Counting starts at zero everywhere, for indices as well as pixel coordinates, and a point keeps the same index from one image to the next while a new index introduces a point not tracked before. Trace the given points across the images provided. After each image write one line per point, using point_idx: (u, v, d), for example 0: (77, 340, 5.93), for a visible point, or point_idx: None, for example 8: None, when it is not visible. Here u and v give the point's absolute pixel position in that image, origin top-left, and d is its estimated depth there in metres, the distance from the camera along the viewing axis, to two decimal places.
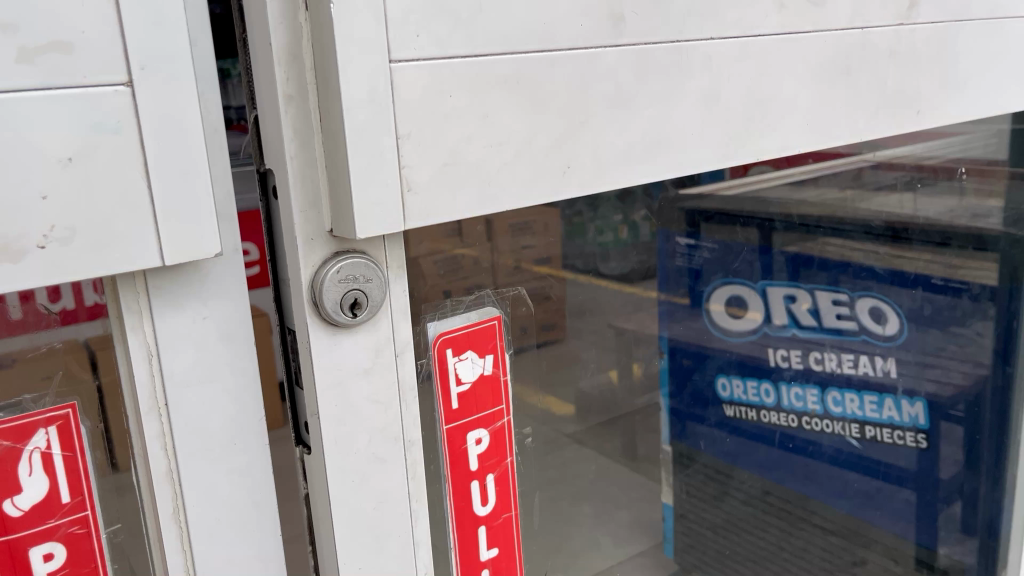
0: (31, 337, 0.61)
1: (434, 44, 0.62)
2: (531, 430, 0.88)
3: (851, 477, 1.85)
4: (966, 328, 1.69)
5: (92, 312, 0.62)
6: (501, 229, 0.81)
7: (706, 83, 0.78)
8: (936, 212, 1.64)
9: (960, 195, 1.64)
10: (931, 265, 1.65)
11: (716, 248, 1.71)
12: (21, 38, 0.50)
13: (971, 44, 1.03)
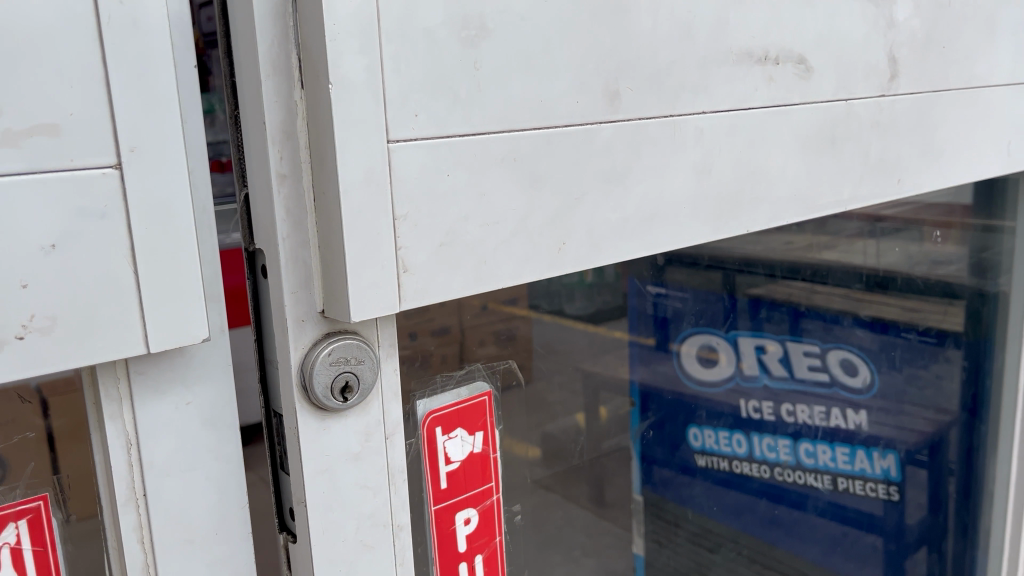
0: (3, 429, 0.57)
1: (433, 123, 0.60)
2: (519, 506, 0.88)
3: (819, 523, 1.78)
4: (927, 370, 1.70)
5: (65, 393, 0.58)
6: None
7: (698, 156, 0.78)
8: (897, 258, 1.62)
9: (921, 243, 1.61)
10: (890, 308, 1.65)
11: (691, 295, 1.48)
12: (6, 122, 0.48)
13: (948, 114, 1.05)
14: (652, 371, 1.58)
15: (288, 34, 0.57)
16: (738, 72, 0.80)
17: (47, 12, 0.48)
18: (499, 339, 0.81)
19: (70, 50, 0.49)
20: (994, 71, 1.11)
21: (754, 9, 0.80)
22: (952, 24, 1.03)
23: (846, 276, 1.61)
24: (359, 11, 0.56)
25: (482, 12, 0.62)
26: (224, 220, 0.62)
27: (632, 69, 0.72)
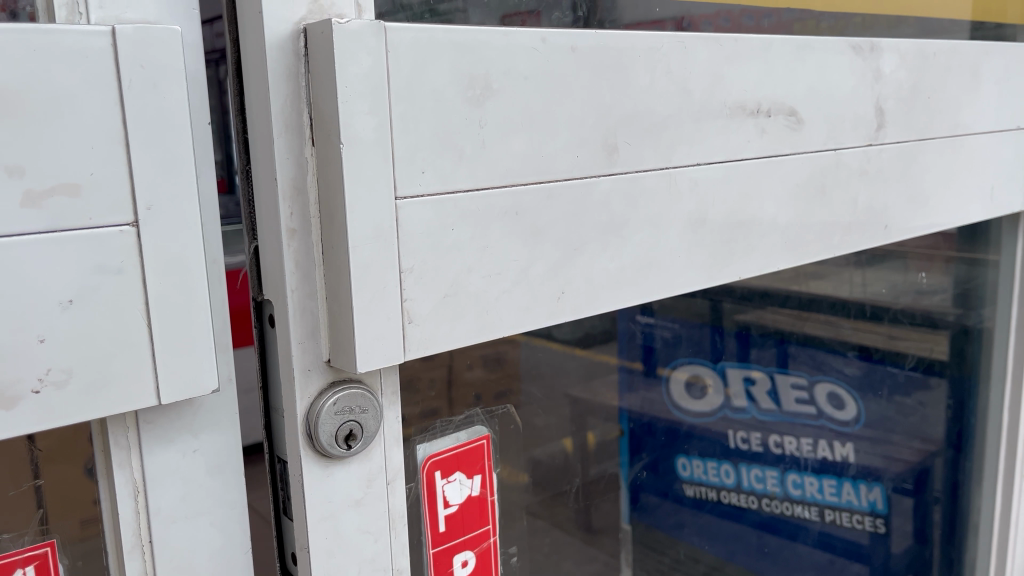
0: (13, 474, 0.59)
1: (439, 180, 0.62)
2: (516, 548, 0.89)
3: (803, 551, 1.73)
4: (910, 398, 1.74)
5: (75, 439, 0.59)
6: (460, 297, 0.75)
7: (693, 206, 0.80)
8: (883, 288, 1.63)
9: (906, 274, 1.63)
10: (874, 337, 1.66)
11: (675, 328, 1.45)
12: (28, 182, 0.49)
13: (934, 161, 1.08)
14: (641, 399, 1.53)
15: (300, 92, 0.59)
16: (732, 125, 0.82)
17: (71, 77, 0.50)
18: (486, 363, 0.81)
19: (92, 112, 0.51)
20: (978, 119, 1.14)
21: (746, 64, 0.83)
22: (936, 75, 1.06)
23: (840, 306, 1.62)
24: (370, 73, 0.57)
25: (487, 72, 0.64)
26: (230, 241, 0.63)
27: (630, 124, 0.74)
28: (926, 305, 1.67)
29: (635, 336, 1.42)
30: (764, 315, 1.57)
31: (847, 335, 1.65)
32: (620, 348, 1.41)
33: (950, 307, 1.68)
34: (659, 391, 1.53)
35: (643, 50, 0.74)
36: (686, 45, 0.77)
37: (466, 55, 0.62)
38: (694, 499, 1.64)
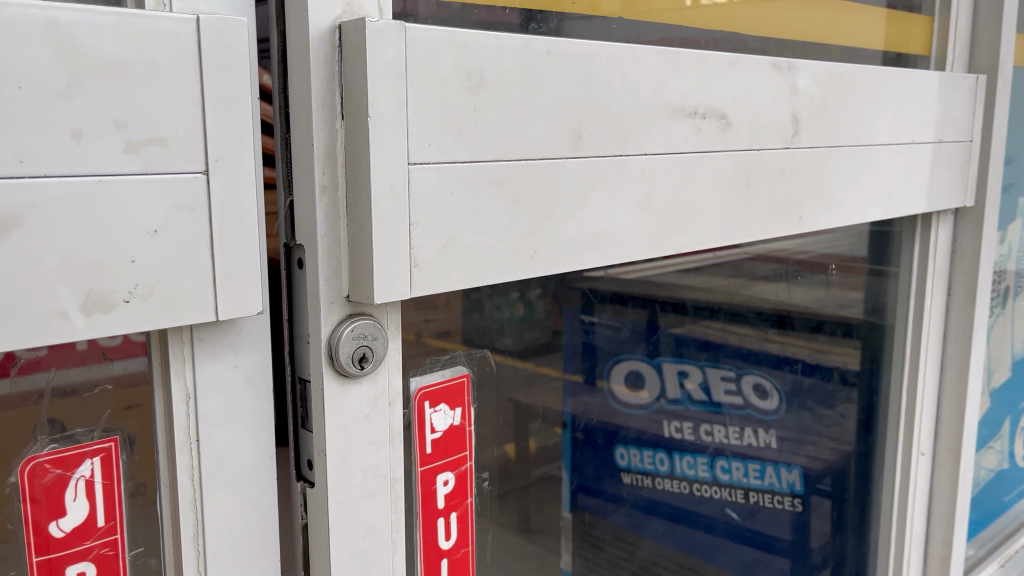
0: (89, 375, 0.71)
1: (441, 151, 0.77)
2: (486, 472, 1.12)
3: (732, 548, 1.92)
4: (832, 410, 1.89)
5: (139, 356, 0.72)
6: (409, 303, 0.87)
7: (640, 189, 0.97)
8: (808, 299, 1.79)
9: (826, 287, 1.79)
10: (803, 348, 1.83)
11: (614, 326, 1.64)
12: (129, 134, 0.63)
13: (841, 165, 1.28)
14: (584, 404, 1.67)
15: (334, 76, 0.73)
16: (673, 123, 0.99)
17: (165, 53, 0.64)
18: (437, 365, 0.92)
19: (178, 81, 0.65)
20: (877, 133, 1.35)
21: (686, 74, 1.00)
22: (842, 93, 1.26)
23: (756, 315, 1.78)
24: (392, 62, 0.72)
25: (481, 67, 0.79)
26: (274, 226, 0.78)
27: (592, 118, 0.90)
28: (846, 315, 1.83)
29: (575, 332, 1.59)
30: (704, 323, 1.72)
31: (784, 346, 1.82)
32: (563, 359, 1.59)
33: (863, 316, 1.84)
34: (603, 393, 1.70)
35: (603, 57, 0.90)
36: (637, 55, 0.94)
37: (465, 52, 0.78)
38: (631, 486, 1.81)
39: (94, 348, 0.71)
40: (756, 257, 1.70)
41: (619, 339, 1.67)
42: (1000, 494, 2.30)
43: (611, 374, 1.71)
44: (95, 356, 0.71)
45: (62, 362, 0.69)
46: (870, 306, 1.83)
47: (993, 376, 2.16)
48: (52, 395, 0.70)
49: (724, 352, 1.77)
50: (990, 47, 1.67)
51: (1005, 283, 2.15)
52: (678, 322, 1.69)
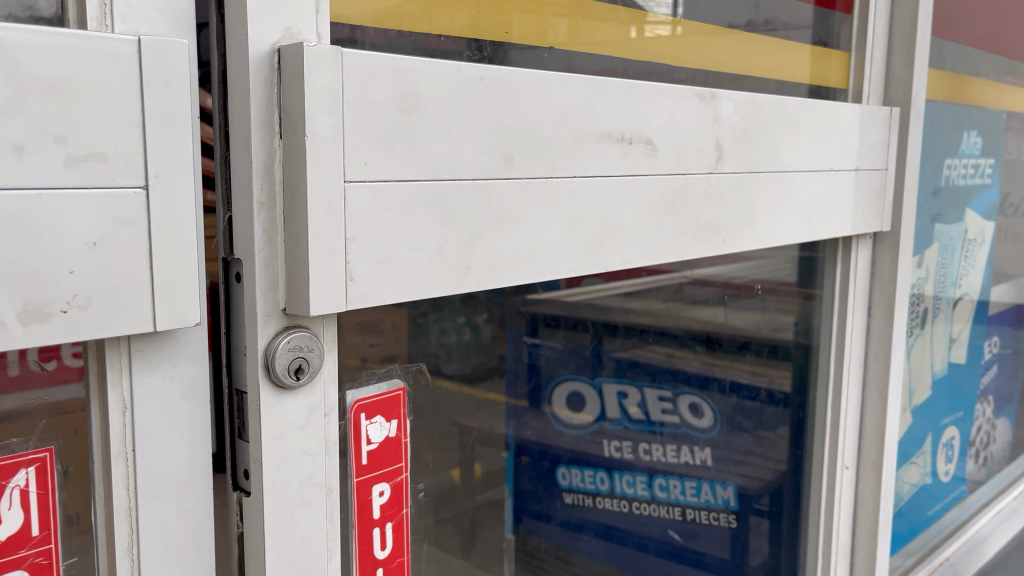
0: (25, 394, 0.72)
1: (377, 170, 0.81)
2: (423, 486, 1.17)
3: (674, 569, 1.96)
4: (773, 433, 1.96)
5: (75, 373, 0.74)
6: (349, 327, 0.93)
7: (570, 210, 1.01)
8: (743, 322, 1.86)
9: (761, 311, 1.86)
10: (738, 369, 1.90)
11: (558, 349, 1.68)
12: (69, 148, 0.65)
13: (763, 190, 1.35)
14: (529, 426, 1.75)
15: (273, 97, 0.76)
16: (601, 148, 1.04)
17: (107, 72, 0.66)
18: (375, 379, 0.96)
19: (118, 99, 0.67)
20: (797, 160, 1.43)
21: (613, 101, 1.06)
22: (763, 122, 1.33)
23: (689, 336, 1.83)
24: (329, 84, 0.76)
25: (415, 91, 0.83)
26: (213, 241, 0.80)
27: (523, 142, 0.95)
28: (778, 338, 1.89)
29: (521, 354, 1.64)
30: (645, 346, 1.77)
31: (707, 367, 1.86)
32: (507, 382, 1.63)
33: (794, 337, 1.91)
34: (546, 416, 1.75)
35: (534, 84, 0.95)
36: (567, 83, 0.99)
37: (400, 77, 0.82)
38: (573, 506, 1.84)
39: (29, 372, 0.72)
40: (695, 282, 1.76)
41: (562, 362, 1.70)
42: (923, 507, 2.40)
43: (555, 396, 1.74)
44: (31, 380, 0.72)
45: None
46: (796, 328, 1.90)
47: (914, 394, 2.26)
48: None
49: (664, 374, 1.82)
50: (903, 81, 1.77)
51: (924, 305, 2.27)
52: (620, 345, 1.74)
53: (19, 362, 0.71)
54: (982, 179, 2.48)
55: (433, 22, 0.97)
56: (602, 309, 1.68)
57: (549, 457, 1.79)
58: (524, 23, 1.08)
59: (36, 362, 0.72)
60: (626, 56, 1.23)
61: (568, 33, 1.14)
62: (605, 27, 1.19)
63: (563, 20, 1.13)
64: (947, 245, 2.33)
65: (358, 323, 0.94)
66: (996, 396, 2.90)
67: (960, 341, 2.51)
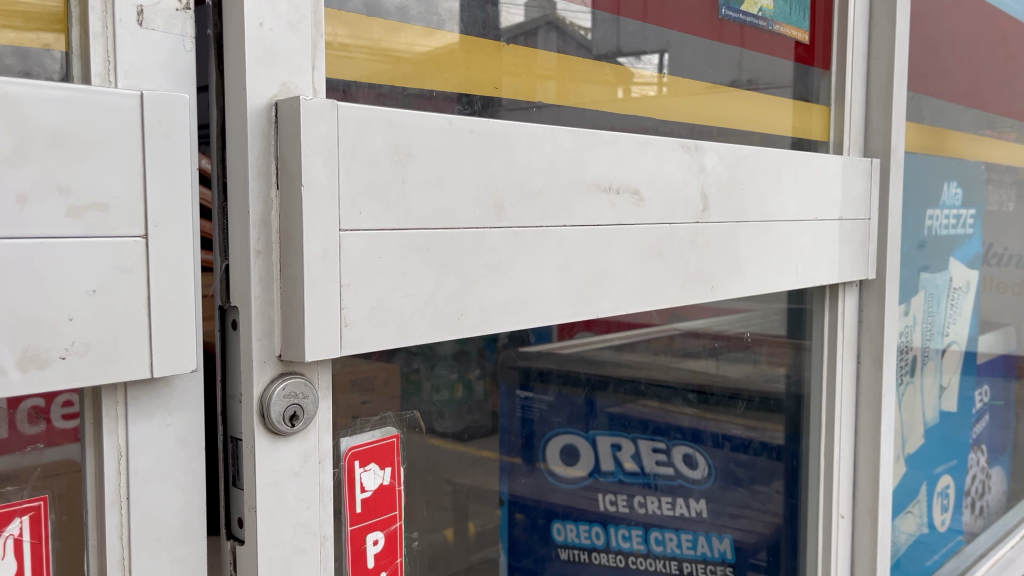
0: (12, 457, 0.72)
1: (371, 219, 0.83)
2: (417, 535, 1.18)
3: None
4: (767, 486, 1.96)
5: (71, 434, 0.75)
6: (342, 384, 0.93)
7: (561, 258, 1.03)
8: (735, 373, 1.86)
9: (753, 362, 1.87)
10: (731, 423, 1.88)
11: (551, 402, 1.66)
12: (72, 199, 0.67)
13: (748, 239, 1.37)
14: (525, 484, 1.72)
15: (270, 149, 0.79)
16: (590, 198, 1.07)
17: (109, 124, 0.68)
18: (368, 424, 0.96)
19: (120, 151, 0.69)
20: (781, 210, 1.46)
21: (600, 153, 1.09)
22: (747, 173, 1.36)
23: (680, 388, 1.80)
24: (326, 137, 0.78)
25: (409, 143, 0.86)
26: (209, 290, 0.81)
27: (513, 191, 0.97)
28: (768, 389, 1.90)
29: (514, 412, 1.63)
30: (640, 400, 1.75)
31: (700, 420, 1.84)
32: (501, 442, 1.62)
33: (784, 390, 1.92)
34: (540, 475, 1.73)
35: (523, 136, 0.98)
36: (555, 135, 1.02)
37: (395, 129, 0.84)
38: (568, 562, 1.83)
39: (17, 435, 0.73)
40: (687, 334, 1.76)
41: (558, 416, 1.68)
42: (921, 558, 2.38)
43: (548, 454, 1.72)
44: (19, 443, 0.73)
45: None
46: (788, 380, 1.91)
47: (906, 443, 2.27)
48: None
49: (660, 426, 1.80)
50: (882, 133, 1.82)
51: (913, 353, 2.28)
52: (615, 400, 1.72)
53: (7, 423, 0.72)
54: (964, 230, 2.53)
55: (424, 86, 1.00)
56: (597, 363, 1.65)
57: (544, 516, 1.78)
58: (514, 80, 1.11)
59: (24, 426, 0.73)
60: (613, 115, 1.27)
61: (556, 94, 1.18)
62: (593, 88, 1.24)
63: (551, 82, 1.17)
64: (933, 294, 2.36)
65: (352, 381, 0.94)
66: (989, 446, 2.90)
67: (950, 389, 2.52)
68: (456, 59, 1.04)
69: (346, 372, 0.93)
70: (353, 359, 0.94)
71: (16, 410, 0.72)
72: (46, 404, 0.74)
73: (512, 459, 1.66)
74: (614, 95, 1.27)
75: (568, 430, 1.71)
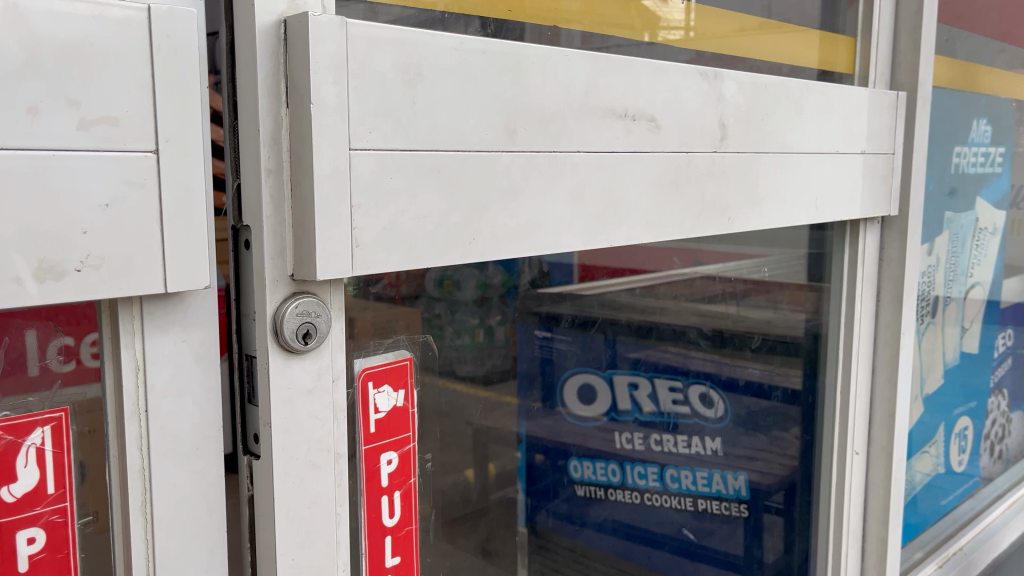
0: (19, 397, 0.72)
1: (381, 139, 0.83)
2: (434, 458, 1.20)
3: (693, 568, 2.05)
4: (787, 432, 1.87)
5: (93, 374, 0.77)
6: (364, 328, 0.96)
7: (574, 185, 1.03)
8: (754, 318, 1.82)
9: (773, 309, 1.80)
10: (751, 370, 1.87)
11: (572, 341, 1.91)
12: (82, 112, 0.67)
13: (767, 171, 1.36)
14: (540, 425, 2.03)
15: (279, 68, 0.78)
16: (605, 123, 1.06)
17: (116, 38, 0.68)
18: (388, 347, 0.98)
19: (129, 66, 0.69)
20: (802, 142, 1.44)
21: (616, 78, 1.07)
22: (767, 104, 1.34)
23: (691, 330, 1.86)
24: (334, 54, 0.78)
25: (419, 62, 0.85)
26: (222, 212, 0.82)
27: (526, 115, 0.96)
28: (786, 335, 1.82)
29: (534, 346, 1.94)
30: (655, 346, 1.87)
31: (718, 354, 1.87)
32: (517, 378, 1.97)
33: (805, 336, 1.80)
34: (555, 418, 2.01)
35: (537, 59, 0.97)
36: (569, 58, 1.01)
37: (405, 48, 0.84)
38: (586, 497, 2.07)
39: (47, 373, 0.74)
40: (708, 277, 1.78)
41: (580, 354, 1.93)
42: (935, 498, 2.39)
43: (565, 393, 1.99)
44: (47, 382, 0.74)
45: (21, 385, 0.72)
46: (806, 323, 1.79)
47: (925, 383, 2.25)
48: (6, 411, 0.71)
49: (679, 373, 1.89)
50: (910, 66, 1.78)
51: (935, 294, 2.26)
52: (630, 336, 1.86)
53: (39, 361, 0.74)
54: (992, 169, 2.47)
55: (447, 26, 0.99)
56: (614, 305, 1.84)
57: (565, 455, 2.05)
58: (535, 20, 1.09)
59: (55, 364, 0.75)
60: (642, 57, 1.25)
61: (582, 36, 1.15)
62: (619, 32, 1.21)
63: (576, 24, 1.15)
64: (958, 234, 2.32)
65: (372, 325, 0.97)
66: (1011, 390, 2.88)
67: (971, 331, 2.50)
68: (475, 1, 1.02)
69: (364, 316, 0.96)
70: (372, 304, 0.98)
71: (46, 345, 0.74)
72: (76, 342, 0.76)
73: (524, 402, 2.00)
74: (642, 40, 1.24)
75: (585, 369, 1.96)
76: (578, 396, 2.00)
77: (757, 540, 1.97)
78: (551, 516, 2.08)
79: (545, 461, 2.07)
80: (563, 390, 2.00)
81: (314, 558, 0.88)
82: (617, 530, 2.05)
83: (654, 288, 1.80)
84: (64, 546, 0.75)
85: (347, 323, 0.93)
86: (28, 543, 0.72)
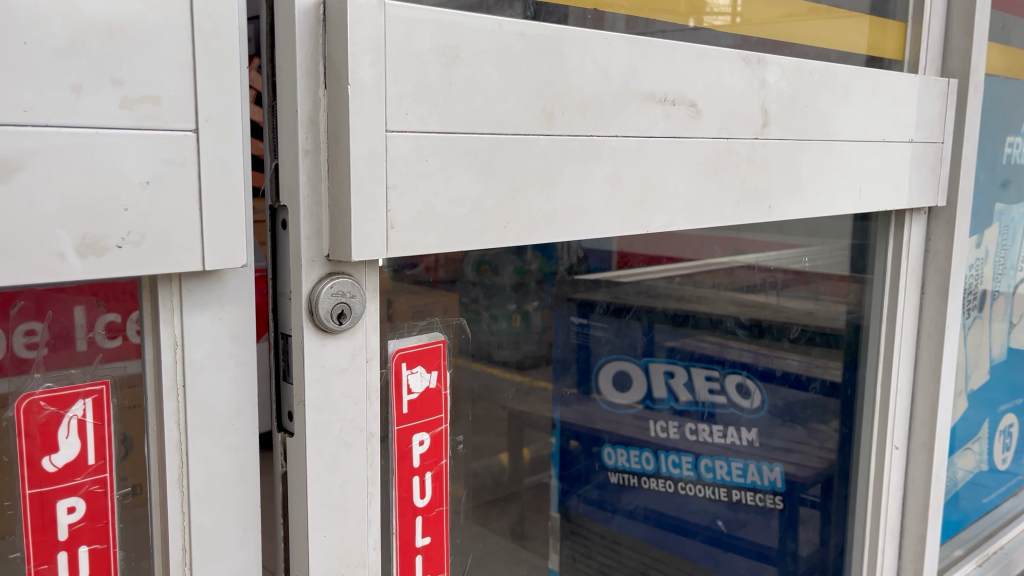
0: (63, 372, 0.74)
1: (418, 122, 0.83)
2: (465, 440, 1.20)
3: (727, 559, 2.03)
4: (825, 424, 1.87)
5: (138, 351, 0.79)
6: (402, 311, 0.97)
7: (611, 169, 1.02)
8: (793, 308, 1.83)
9: (814, 298, 1.80)
10: (790, 361, 1.87)
11: (608, 328, 1.86)
12: (125, 91, 0.68)
13: (810, 158, 1.33)
14: (576, 411, 1.96)
15: (317, 48, 0.78)
16: (644, 108, 1.05)
17: (159, 18, 0.69)
18: (424, 326, 0.99)
19: (172, 46, 0.70)
20: (847, 129, 1.41)
21: (656, 62, 1.06)
22: (812, 89, 1.32)
23: (728, 322, 1.86)
24: (373, 35, 0.78)
25: (457, 44, 0.85)
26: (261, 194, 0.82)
27: (564, 98, 0.95)
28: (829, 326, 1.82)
29: (571, 334, 1.86)
30: (693, 335, 1.86)
31: (755, 343, 1.86)
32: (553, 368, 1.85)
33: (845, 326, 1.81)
34: (590, 405, 1.95)
35: (575, 42, 0.96)
36: (609, 41, 1.00)
37: (443, 30, 0.84)
38: (618, 484, 2.02)
39: (94, 348, 0.76)
40: (750, 266, 1.79)
41: (614, 342, 1.87)
42: (976, 496, 2.34)
43: (600, 380, 1.93)
44: (91, 356, 0.76)
45: (65, 358, 0.74)
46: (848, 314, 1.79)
47: (970, 378, 2.20)
48: (47, 386, 0.72)
49: (716, 362, 1.88)
50: (962, 53, 1.73)
51: (982, 288, 2.21)
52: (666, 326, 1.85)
53: (87, 338, 0.76)
54: None
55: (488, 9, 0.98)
56: (653, 292, 1.83)
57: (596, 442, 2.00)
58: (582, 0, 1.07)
59: (102, 340, 0.77)
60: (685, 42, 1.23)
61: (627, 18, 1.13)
62: (662, 17, 1.19)
63: (622, 7, 1.13)
64: (1008, 226, 2.25)
65: (410, 307, 0.98)
66: None
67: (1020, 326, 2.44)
68: None
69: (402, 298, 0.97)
70: (407, 287, 1.00)
71: (94, 322, 0.76)
72: (121, 321, 0.78)
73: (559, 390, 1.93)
74: (685, 24, 1.23)
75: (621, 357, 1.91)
76: (613, 384, 1.93)
77: (791, 532, 1.96)
78: (581, 501, 2.03)
79: (578, 447, 2.02)
80: (599, 376, 1.93)
81: (345, 536, 0.89)
82: (648, 517, 2.02)
83: (692, 276, 1.82)
84: (103, 516, 0.77)
85: (385, 303, 0.95)
86: (68, 512, 0.74)
